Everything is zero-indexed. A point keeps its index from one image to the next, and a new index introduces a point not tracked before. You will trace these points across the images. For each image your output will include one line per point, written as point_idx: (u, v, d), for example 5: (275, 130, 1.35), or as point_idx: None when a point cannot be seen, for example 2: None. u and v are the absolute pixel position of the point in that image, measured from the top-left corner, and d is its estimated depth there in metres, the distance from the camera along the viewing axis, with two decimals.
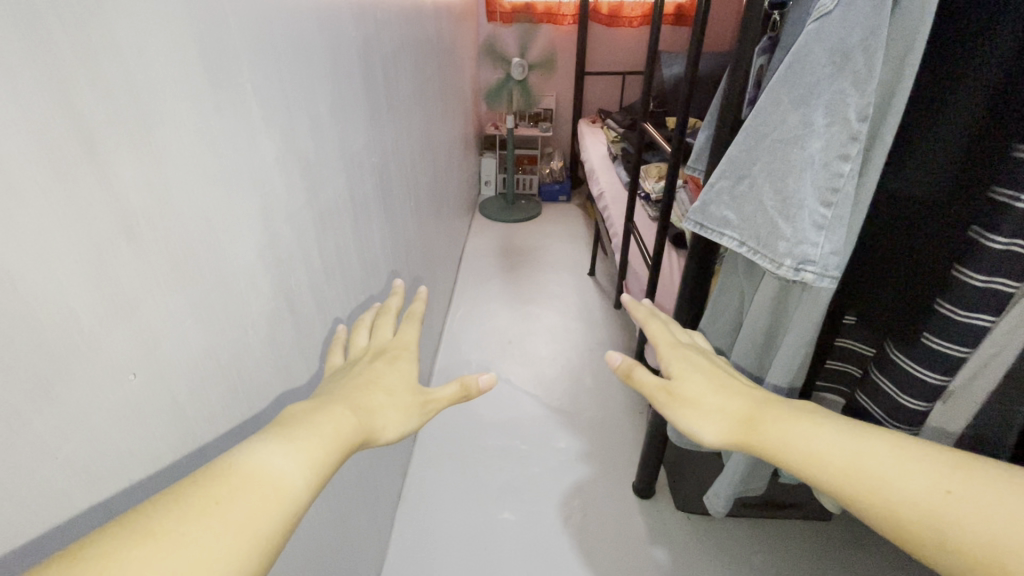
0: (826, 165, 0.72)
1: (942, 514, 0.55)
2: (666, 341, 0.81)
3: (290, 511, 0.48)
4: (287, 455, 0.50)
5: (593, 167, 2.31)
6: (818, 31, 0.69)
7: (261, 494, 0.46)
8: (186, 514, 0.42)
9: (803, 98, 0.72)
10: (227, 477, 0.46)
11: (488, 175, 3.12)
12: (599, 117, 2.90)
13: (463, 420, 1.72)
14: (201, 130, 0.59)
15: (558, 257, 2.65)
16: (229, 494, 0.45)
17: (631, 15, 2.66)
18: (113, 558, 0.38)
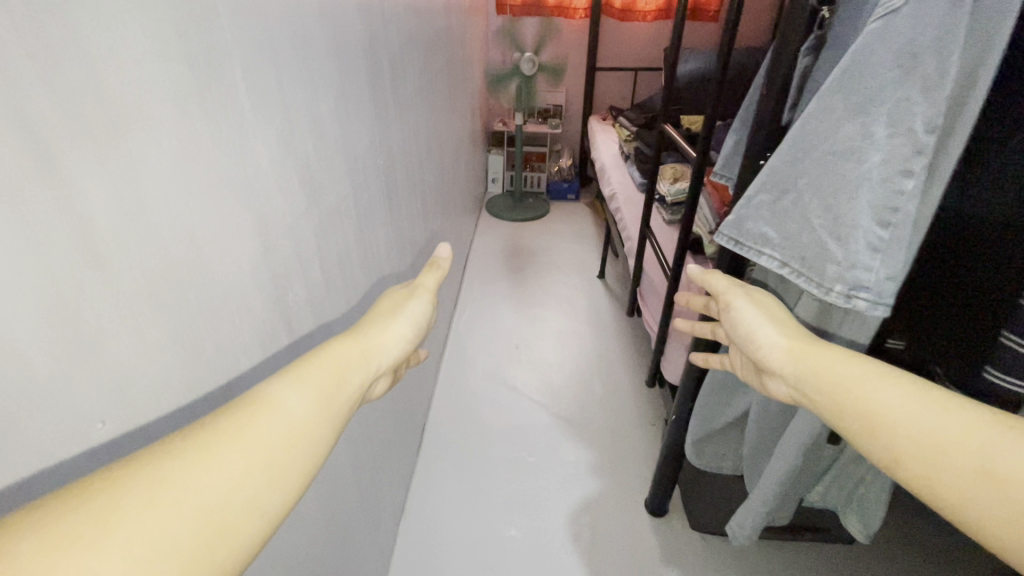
0: (885, 180, 0.66)
1: (964, 452, 0.56)
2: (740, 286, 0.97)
3: (309, 448, 0.51)
4: (295, 389, 0.54)
5: (605, 167, 2.24)
6: (884, 29, 0.63)
7: (270, 424, 0.48)
8: (198, 455, 0.43)
9: (862, 105, 0.67)
10: (241, 409, 0.48)
11: (495, 173, 3.06)
12: (611, 114, 2.82)
13: (469, 427, 1.67)
14: (183, 139, 0.54)
15: (566, 258, 2.58)
16: (242, 429, 0.46)
17: (645, 10, 2.56)
18: (122, 489, 0.38)
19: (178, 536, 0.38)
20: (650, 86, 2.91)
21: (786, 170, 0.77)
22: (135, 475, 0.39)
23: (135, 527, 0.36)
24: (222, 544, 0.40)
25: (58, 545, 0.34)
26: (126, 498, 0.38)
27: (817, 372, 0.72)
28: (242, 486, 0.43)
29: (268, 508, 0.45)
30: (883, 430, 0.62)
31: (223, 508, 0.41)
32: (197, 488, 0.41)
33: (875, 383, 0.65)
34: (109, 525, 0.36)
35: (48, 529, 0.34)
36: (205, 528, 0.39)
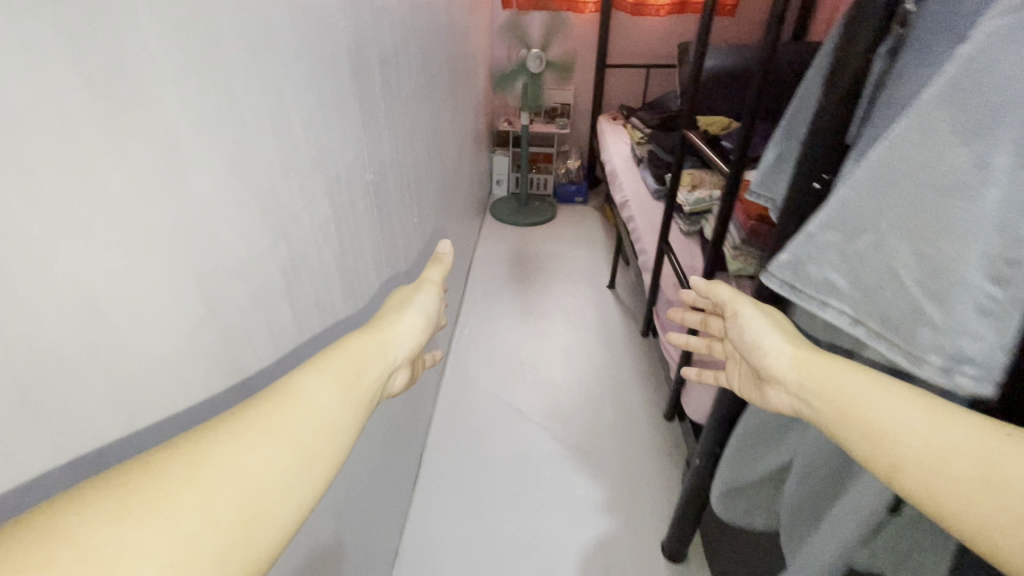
0: (1005, 227, 0.73)
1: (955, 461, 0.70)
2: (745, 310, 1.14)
3: (311, 449, 0.69)
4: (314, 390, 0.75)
5: (615, 170, 2.12)
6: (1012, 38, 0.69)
7: (300, 408, 0.72)
8: (212, 455, 0.61)
9: (975, 133, 0.74)
10: (281, 398, 0.73)
11: (500, 175, 2.95)
12: (621, 113, 2.70)
13: (474, 458, 1.63)
14: (139, 187, 0.69)
15: (573, 265, 2.49)
16: (268, 426, 0.67)
17: (658, 3, 2.44)
18: (164, 480, 0.56)
19: (223, 510, 0.57)
20: (662, 83, 2.77)
21: (856, 209, 0.90)
22: (168, 470, 0.58)
23: (182, 504, 0.55)
24: (255, 517, 0.60)
25: (124, 513, 0.52)
26: (162, 484, 0.56)
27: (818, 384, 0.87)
28: (272, 474, 0.64)
29: (287, 488, 0.65)
30: (885, 439, 0.77)
31: (259, 485, 0.62)
32: (236, 469, 0.61)
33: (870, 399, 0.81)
34: (144, 502, 0.54)
35: (104, 502, 0.52)
36: (238, 506, 0.59)
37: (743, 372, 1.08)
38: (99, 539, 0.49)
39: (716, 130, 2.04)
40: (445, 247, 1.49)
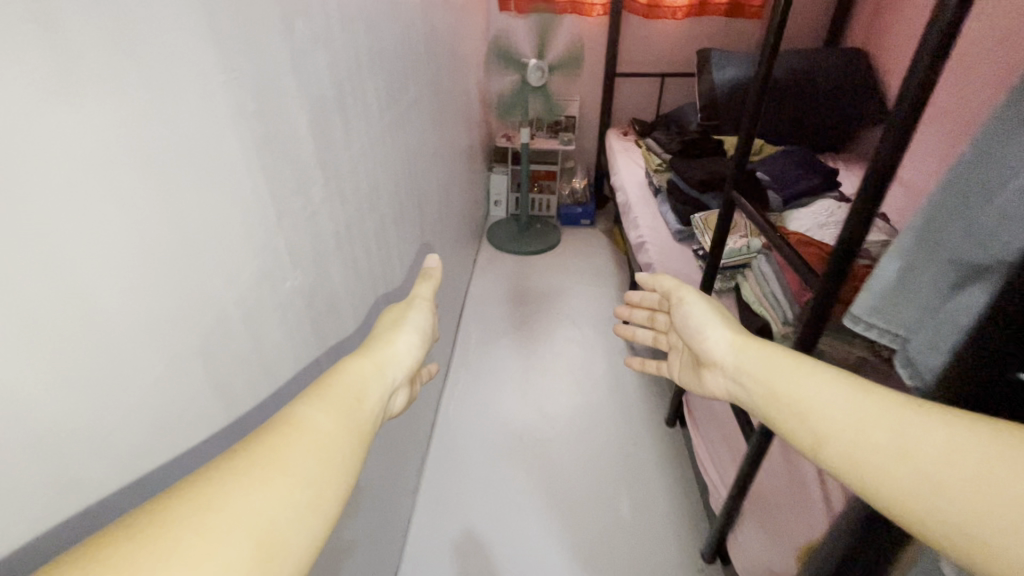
0: None
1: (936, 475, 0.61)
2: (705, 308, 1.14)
3: (330, 469, 0.61)
4: (323, 410, 0.67)
5: (629, 201, 1.83)
6: None
7: (298, 443, 0.60)
8: (239, 478, 0.54)
9: None
10: (276, 432, 0.61)
11: (498, 196, 2.67)
12: (633, 129, 2.43)
13: (472, 565, 1.43)
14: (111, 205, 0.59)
15: (580, 304, 2.23)
16: (282, 446, 0.59)
17: (675, 5, 2.16)
18: (190, 515, 0.49)
19: (243, 543, 0.49)
20: (678, 93, 2.49)
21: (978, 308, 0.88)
22: (197, 505, 0.50)
23: (208, 540, 0.48)
24: (273, 546, 0.51)
25: (154, 555, 0.45)
26: (187, 517, 0.49)
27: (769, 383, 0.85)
28: (292, 497, 0.55)
29: (309, 512, 0.56)
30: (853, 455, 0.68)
31: (279, 515, 0.53)
32: (254, 498, 0.53)
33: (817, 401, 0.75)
34: (172, 541, 0.47)
35: (124, 549, 0.45)
36: (258, 534, 0.51)
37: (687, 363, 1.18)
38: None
39: (747, 155, 1.75)
40: (434, 260, 1.25)
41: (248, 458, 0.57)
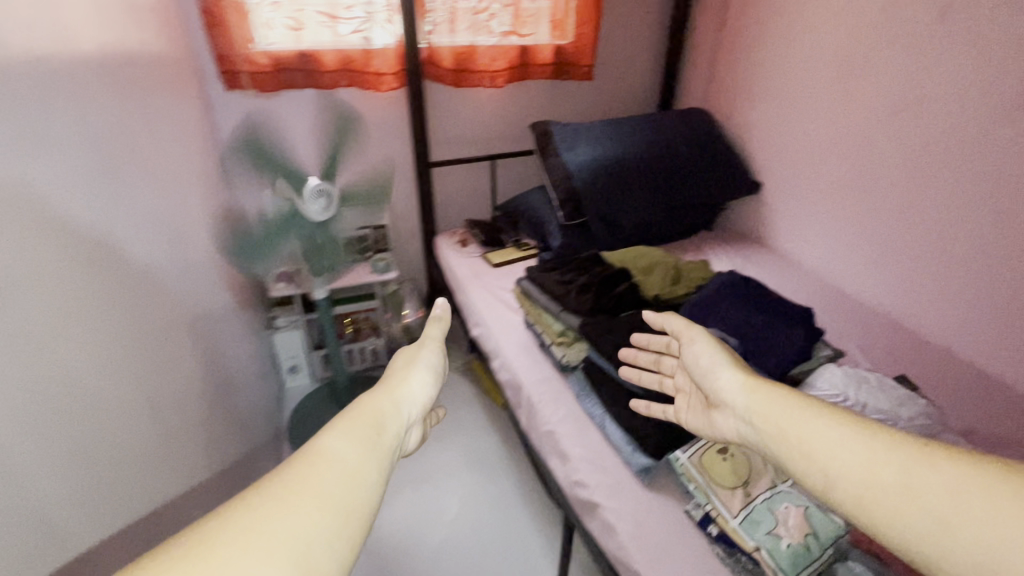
0: None
1: (895, 485, 0.34)
2: (705, 348, 0.54)
3: (364, 499, 0.37)
4: (349, 435, 0.40)
5: (523, 388, 1.14)
6: None
7: (315, 490, 0.35)
8: (247, 509, 0.34)
9: None
10: (287, 473, 0.36)
11: (294, 360, 1.72)
12: (472, 233, 1.76)
13: None
14: None
15: (469, 528, 1.37)
16: (282, 506, 0.34)
17: (490, 67, 1.56)
18: (210, 542, 0.31)
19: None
20: (512, 180, 1.93)
21: None
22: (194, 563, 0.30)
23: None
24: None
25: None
26: (195, 553, 0.31)
27: (756, 408, 0.45)
28: (323, 534, 0.33)
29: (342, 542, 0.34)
30: (784, 439, 0.41)
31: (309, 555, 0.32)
32: (278, 527, 0.33)
33: (780, 405, 0.43)
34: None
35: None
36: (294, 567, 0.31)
37: (687, 408, 0.58)
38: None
39: (666, 289, 1.21)
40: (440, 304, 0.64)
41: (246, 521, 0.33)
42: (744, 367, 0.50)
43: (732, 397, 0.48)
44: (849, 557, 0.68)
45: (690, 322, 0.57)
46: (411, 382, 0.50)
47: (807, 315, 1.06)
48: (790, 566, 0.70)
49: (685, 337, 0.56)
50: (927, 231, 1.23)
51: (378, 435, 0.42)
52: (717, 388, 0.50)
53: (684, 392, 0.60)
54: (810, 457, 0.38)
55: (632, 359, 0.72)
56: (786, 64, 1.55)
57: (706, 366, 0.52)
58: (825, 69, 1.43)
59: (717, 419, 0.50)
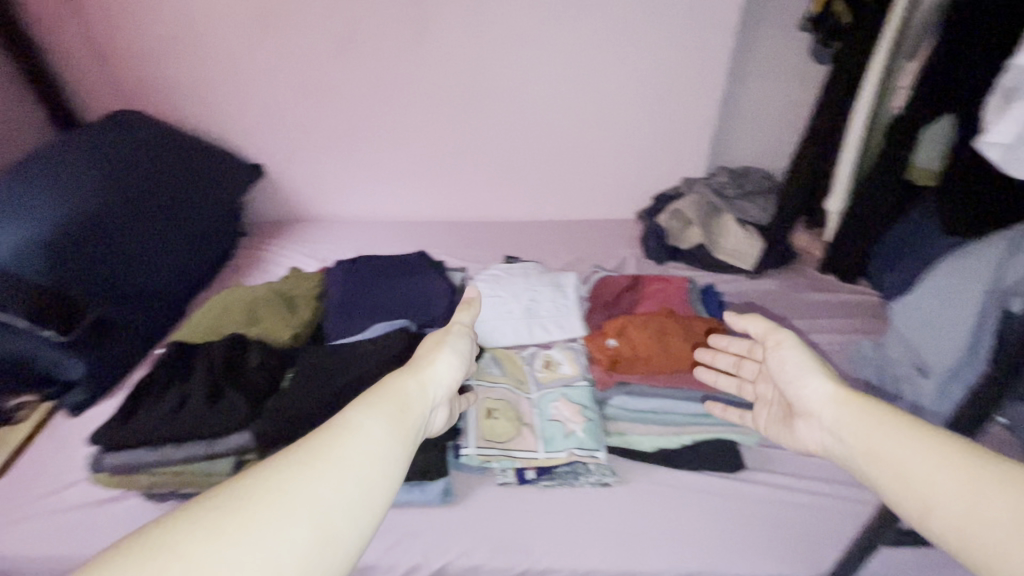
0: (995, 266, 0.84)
1: (993, 520, 0.35)
2: (798, 360, 0.57)
3: (387, 474, 0.44)
4: (379, 416, 0.48)
5: None
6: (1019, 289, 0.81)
7: (343, 452, 0.43)
8: (287, 471, 0.40)
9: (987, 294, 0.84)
10: (321, 432, 0.44)
11: None
12: None
13: None
14: None
15: None
16: (323, 448, 0.43)
17: None
18: (251, 500, 0.38)
19: (299, 542, 0.37)
20: None
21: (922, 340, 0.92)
22: (249, 501, 0.38)
23: (260, 539, 0.36)
24: (332, 554, 0.37)
25: (211, 537, 0.35)
26: (236, 507, 0.37)
27: (854, 427, 0.47)
28: (351, 503, 0.40)
29: (367, 511, 0.41)
30: (875, 455, 0.44)
31: (332, 517, 0.39)
32: (305, 488, 0.40)
33: (879, 425, 0.45)
34: (213, 537, 0.35)
35: (175, 534, 0.35)
36: (314, 532, 0.38)
37: (774, 416, 0.60)
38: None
39: (294, 324, 0.99)
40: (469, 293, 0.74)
41: (295, 459, 0.42)
42: (840, 381, 0.53)
43: (820, 408, 0.51)
44: (609, 399, 0.88)
45: (777, 329, 0.60)
46: (438, 365, 0.60)
47: (423, 258, 1.12)
48: (593, 440, 0.81)
49: (773, 340, 0.60)
50: (427, 140, 1.50)
51: (402, 415, 0.50)
52: (805, 397, 0.54)
53: (769, 401, 0.62)
54: (908, 482, 0.40)
55: (709, 362, 0.76)
56: (201, 31, 1.35)
57: (795, 373, 0.56)
58: (248, 27, 1.34)
59: (799, 420, 0.55)
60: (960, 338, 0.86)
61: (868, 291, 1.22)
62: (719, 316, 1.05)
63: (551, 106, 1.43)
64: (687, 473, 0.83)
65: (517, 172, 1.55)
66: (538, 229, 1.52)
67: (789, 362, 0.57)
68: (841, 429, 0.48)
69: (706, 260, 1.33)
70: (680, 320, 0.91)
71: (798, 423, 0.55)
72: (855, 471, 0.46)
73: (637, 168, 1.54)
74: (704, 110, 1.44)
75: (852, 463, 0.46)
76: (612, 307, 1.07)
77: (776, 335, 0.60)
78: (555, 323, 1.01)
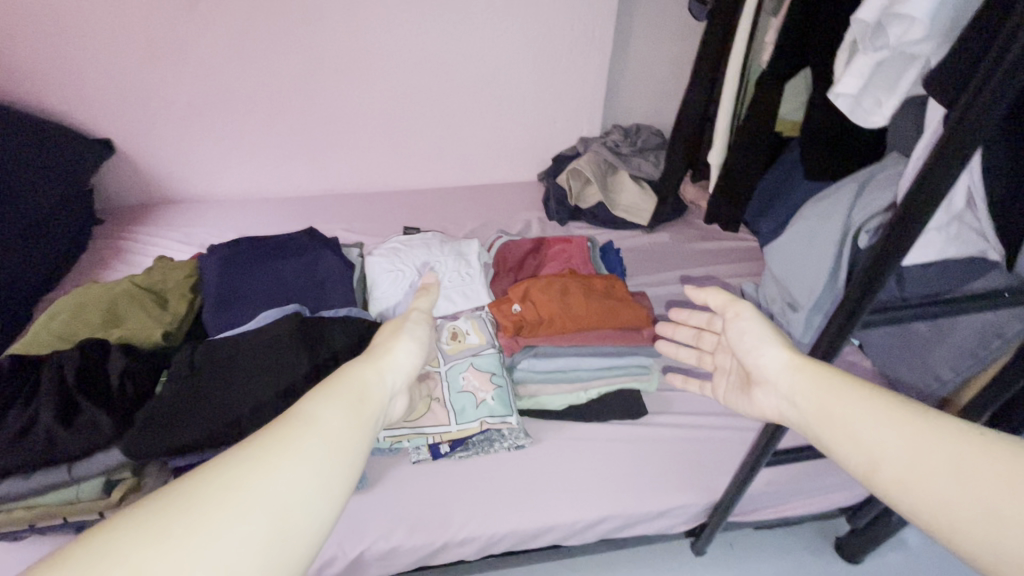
0: (861, 203, 0.92)
1: (935, 471, 0.37)
2: (757, 332, 0.57)
3: (342, 466, 0.39)
4: (335, 404, 0.42)
5: None
6: (876, 221, 0.89)
7: (296, 449, 0.38)
8: (235, 470, 0.35)
9: (847, 228, 0.93)
10: (272, 428, 0.39)
11: None
12: None
13: None
14: None
15: None
16: (275, 445, 0.37)
17: None
18: (196, 499, 0.33)
19: (244, 548, 0.32)
20: None
21: (795, 270, 1.02)
22: (192, 504, 0.33)
23: (206, 539, 0.31)
24: (286, 556, 0.33)
25: (151, 540, 0.30)
26: (179, 506, 0.32)
27: (809, 392, 0.49)
28: (307, 495, 0.36)
29: (323, 507, 0.37)
30: (830, 419, 0.45)
31: (288, 511, 0.35)
32: (255, 483, 0.35)
33: (834, 388, 0.47)
34: (146, 542, 0.30)
35: (113, 537, 0.30)
36: (263, 532, 0.33)
37: (732, 385, 0.62)
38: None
39: (165, 322, 0.88)
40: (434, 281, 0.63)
41: (243, 455, 0.36)
42: (794, 347, 0.54)
43: (777, 375, 0.53)
44: (518, 364, 0.88)
45: (735, 300, 0.60)
46: (397, 354, 0.52)
47: (313, 235, 1.04)
48: (503, 406, 0.81)
49: (731, 312, 0.60)
50: (308, 106, 1.36)
51: (362, 404, 0.44)
52: (763, 365, 0.55)
53: (728, 370, 0.64)
54: (854, 435, 0.42)
55: (671, 335, 0.74)
56: None
57: (755, 344, 0.56)
58: None
59: (755, 387, 0.56)
60: (822, 271, 0.96)
61: (749, 237, 1.32)
62: (618, 271, 1.08)
63: (442, 65, 1.36)
64: (595, 424, 0.87)
65: (412, 138, 1.47)
66: (439, 197, 1.47)
67: (750, 333, 0.57)
68: (794, 390, 0.51)
69: (605, 218, 1.36)
70: (581, 280, 0.93)
71: (754, 388, 0.56)
72: (810, 433, 0.48)
73: (535, 128, 1.52)
74: (593, 70, 1.45)
75: (808, 426, 0.48)
76: (517, 273, 1.08)
77: (737, 305, 0.60)
78: (459, 292, 0.99)
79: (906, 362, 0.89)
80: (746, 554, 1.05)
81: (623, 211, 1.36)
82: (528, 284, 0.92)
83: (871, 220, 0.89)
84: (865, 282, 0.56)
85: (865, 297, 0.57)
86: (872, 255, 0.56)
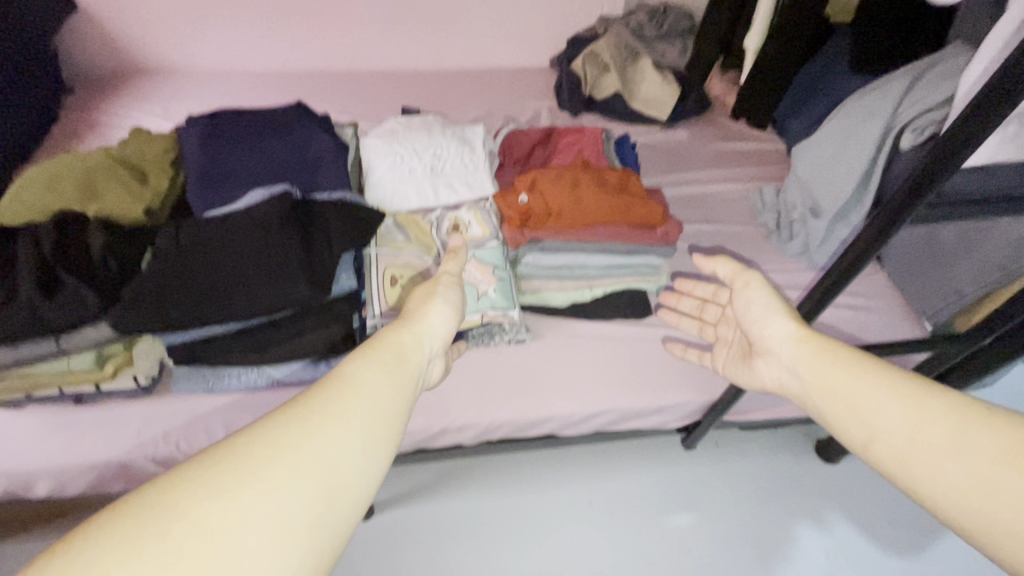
0: (911, 97, 0.83)
1: (931, 443, 0.39)
2: (765, 302, 0.58)
3: (389, 426, 0.40)
4: (379, 367, 0.44)
5: (133, 454, 0.72)
6: (933, 119, 0.80)
7: (346, 409, 0.39)
8: (288, 426, 0.36)
9: (892, 127, 0.85)
10: (319, 389, 0.40)
11: None
12: None
13: None
14: None
15: None
16: (325, 405, 0.38)
17: None
18: (253, 455, 0.34)
19: (305, 499, 0.33)
20: None
21: (822, 177, 0.94)
22: (250, 458, 0.34)
23: (267, 495, 0.33)
24: (340, 509, 0.35)
25: (211, 496, 0.31)
26: (237, 462, 0.34)
27: (812, 361, 0.50)
28: (358, 452, 0.37)
29: (374, 462, 0.38)
30: (834, 390, 0.47)
31: (343, 469, 0.36)
32: (312, 442, 0.36)
33: (835, 361, 0.49)
34: (212, 494, 0.31)
35: (172, 495, 0.31)
36: (320, 485, 0.34)
37: (732, 355, 0.63)
38: (190, 540, 0.30)
39: (145, 196, 0.81)
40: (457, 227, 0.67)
41: (296, 413, 0.38)
42: (800, 320, 0.55)
43: (781, 346, 0.54)
44: (522, 258, 0.83)
45: (745, 269, 0.61)
46: (432, 319, 0.54)
47: (303, 112, 0.95)
48: (506, 299, 0.79)
49: (740, 281, 0.61)
50: None
51: (402, 365, 0.46)
52: (769, 335, 0.56)
53: (730, 341, 0.65)
54: (859, 409, 0.44)
55: (673, 305, 0.75)
56: None
57: (762, 313, 0.57)
58: None
59: (756, 358, 0.57)
60: (855, 175, 0.88)
61: (774, 138, 1.22)
62: (633, 166, 1.01)
63: None
64: (598, 322, 0.85)
65: (411, 6, 1.30)
66: (441, 79, 1.33)
67: (758, 304, 0.58)
68: (797, 363, 0.52)
69: (621, 110, 1.24)
70: (593, 172, 0.86)
71: (755, 360, 0.58)
72: (810, 404, 0.49)
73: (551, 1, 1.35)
74: None
75: (808, 396, 0.50)
76: (525, 164, 1.00)
77: (751, 275, 0.60)
78: (462, 181, 0.92)
79: (927, 275, 0.86)
80: (728, 450, 1.10)
81: (639, 104, 1.23)
82: (537, 174, 0.85)
83: (926, 117, 0.81)
84: (925, 172, 0.46)
85: (920, 190, 0.48)
86: (943, 132, 0.45)
